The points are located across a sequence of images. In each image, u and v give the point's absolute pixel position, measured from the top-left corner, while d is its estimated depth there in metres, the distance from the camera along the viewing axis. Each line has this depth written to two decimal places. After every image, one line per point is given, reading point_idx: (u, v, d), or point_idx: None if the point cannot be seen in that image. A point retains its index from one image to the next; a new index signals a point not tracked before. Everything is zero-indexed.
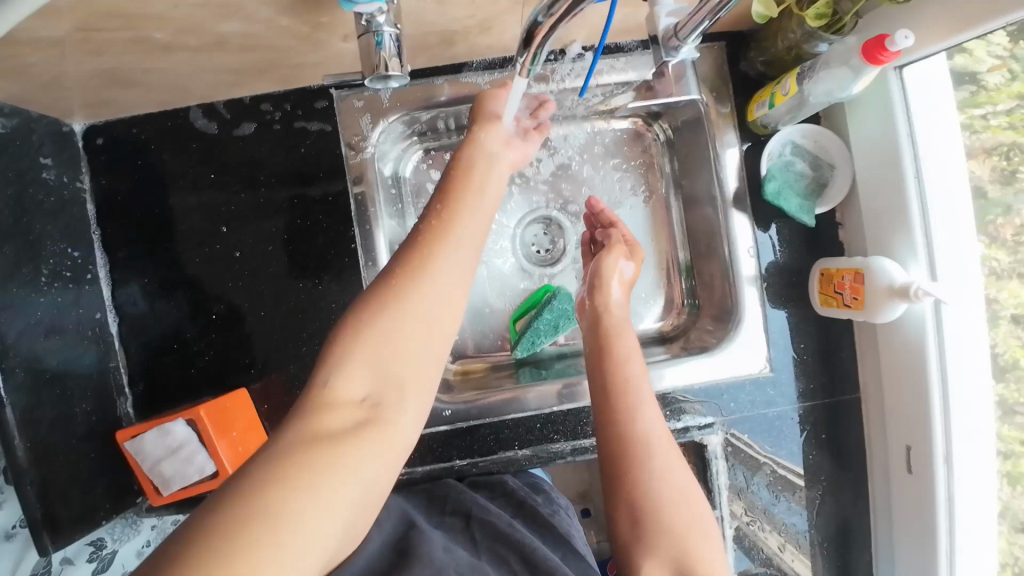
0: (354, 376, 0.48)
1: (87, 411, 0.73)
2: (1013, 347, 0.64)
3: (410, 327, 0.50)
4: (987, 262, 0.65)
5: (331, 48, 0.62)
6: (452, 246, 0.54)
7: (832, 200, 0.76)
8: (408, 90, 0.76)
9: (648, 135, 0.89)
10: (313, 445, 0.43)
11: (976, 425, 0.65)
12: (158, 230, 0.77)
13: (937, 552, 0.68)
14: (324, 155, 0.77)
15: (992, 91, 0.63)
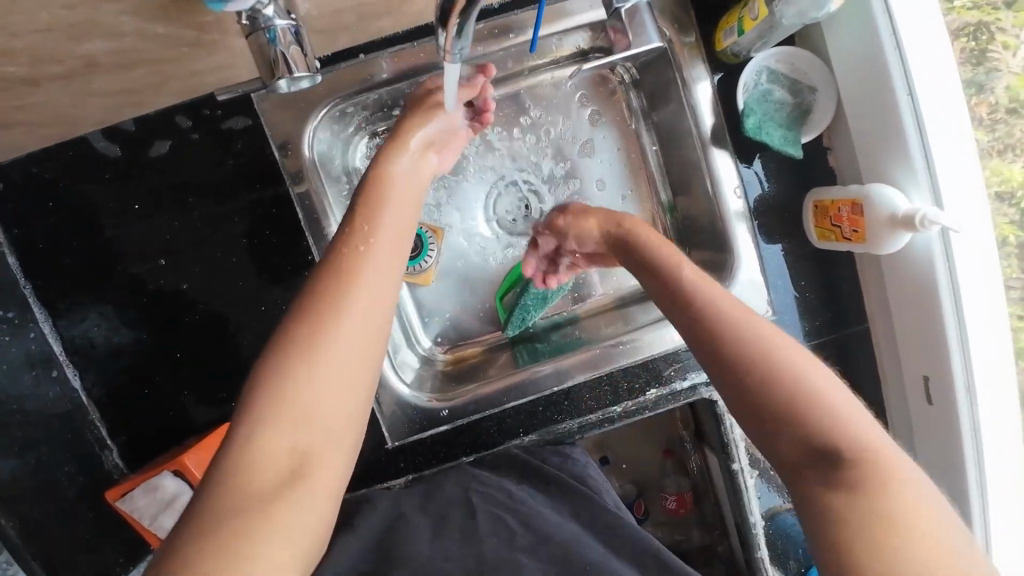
0: (279, 422, 0.42)
1: (70, 472, 0.67)
2: (1002, 226, 0.62)
3: (341, 361, 0.45)
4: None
5: (229, 48, 0.56)
6: (370, 269, 0.50)
7: (817, 126, 0.70)
8: (340, 73, 0.66)
9: (612, 79, 0.81)
10: (243, 510, 0.38)
11: (999, 342, 0.62)
12: (98, 274, 0.70)
13: (965, 471, 0.65)
14: (256, 159, 0.69)
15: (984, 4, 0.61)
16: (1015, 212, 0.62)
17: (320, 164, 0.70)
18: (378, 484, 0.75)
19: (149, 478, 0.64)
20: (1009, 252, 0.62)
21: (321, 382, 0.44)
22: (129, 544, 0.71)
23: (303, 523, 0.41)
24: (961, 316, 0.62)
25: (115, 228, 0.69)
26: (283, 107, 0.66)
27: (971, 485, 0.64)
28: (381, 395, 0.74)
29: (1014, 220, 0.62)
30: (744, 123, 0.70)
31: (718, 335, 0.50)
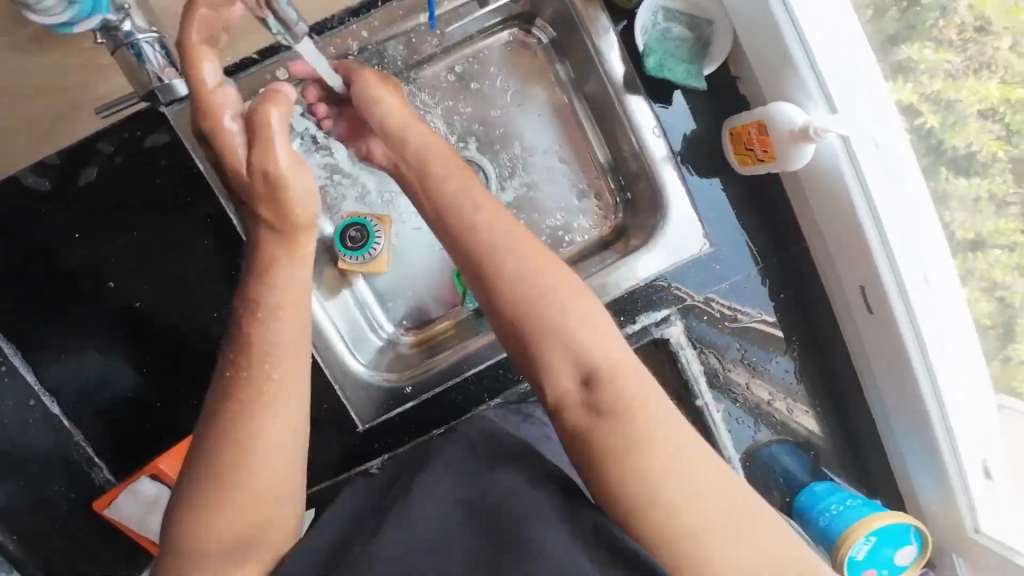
0: (222, 514, 0.47)
1: (61, 490, 0.72)
2: (989, 142, 0.60)
3: (273, 432, 0.49)
4: (940, 67, 0.61)
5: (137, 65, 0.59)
6: (274, 355, 0.51)
7: (717, 57, 0.73)
8: (253, 77, 0.69)
9: (530, 42, 0.81)
10: None
11: (917, 228, 0.64)
12: (57, 305, 0.72)
13: (912, 366, 0.67)
14: (183, 171, 0.71)
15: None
16: (1001, 128, 0.60)
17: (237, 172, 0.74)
18: (356, 468, 0.78)
19: (131, 484, 0.68)
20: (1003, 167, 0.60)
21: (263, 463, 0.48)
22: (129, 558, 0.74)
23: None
24: (873, 212, 0.64)
25: (64, 259, 0.72)
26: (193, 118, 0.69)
27: (920, 379, 0.67)
28: (342, 380, 0.77)
29: (1001, 136, 0.60)
30: (647, 64, 0.73)
31: (524, 327, 0.53)
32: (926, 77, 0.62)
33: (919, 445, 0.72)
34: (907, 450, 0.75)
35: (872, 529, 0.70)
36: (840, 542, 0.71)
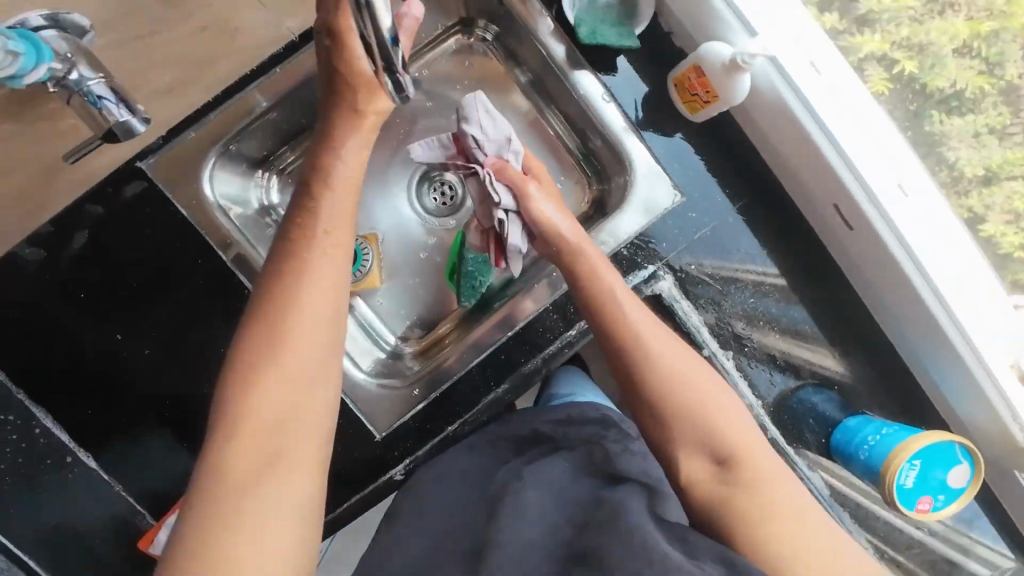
0: (246, 437, 0.46)
1: None
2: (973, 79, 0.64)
3: (288, 377, 0.48)
4: (903, 11, 0.66)
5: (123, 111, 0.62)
6: (296, 317, 0.50)
7: (645, 18, 0.77)
8: (224, 113, 0.72)
9: (475, 44, 0.86)
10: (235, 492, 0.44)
11: (874, 138, 0.69)
12: (76, 373, 0.74)
13: (914, 282, 0.70)
14: (172, 224, 0.74)
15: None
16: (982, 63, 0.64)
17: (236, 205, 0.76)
18: (381, 477, 0.79)
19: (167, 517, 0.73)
20: (993, 100, 0.64)
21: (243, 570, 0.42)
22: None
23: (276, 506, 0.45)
24: (828, 134, 0.69)
25: (71, 331, 0.73)
26: (175, 163, 0.71)
27: (927, 298, 0.70)
28: (351, 393, 0.78)
29: (984, 69, 0.64)
30: (580, 35, 0.76)
31: None
32: (892, 24, 0.67)
33: (953, 378, 0.74)
34: (943, 385, 0.76)
35: (913, 452, 0.68)
36: (884, 469, 0.70)
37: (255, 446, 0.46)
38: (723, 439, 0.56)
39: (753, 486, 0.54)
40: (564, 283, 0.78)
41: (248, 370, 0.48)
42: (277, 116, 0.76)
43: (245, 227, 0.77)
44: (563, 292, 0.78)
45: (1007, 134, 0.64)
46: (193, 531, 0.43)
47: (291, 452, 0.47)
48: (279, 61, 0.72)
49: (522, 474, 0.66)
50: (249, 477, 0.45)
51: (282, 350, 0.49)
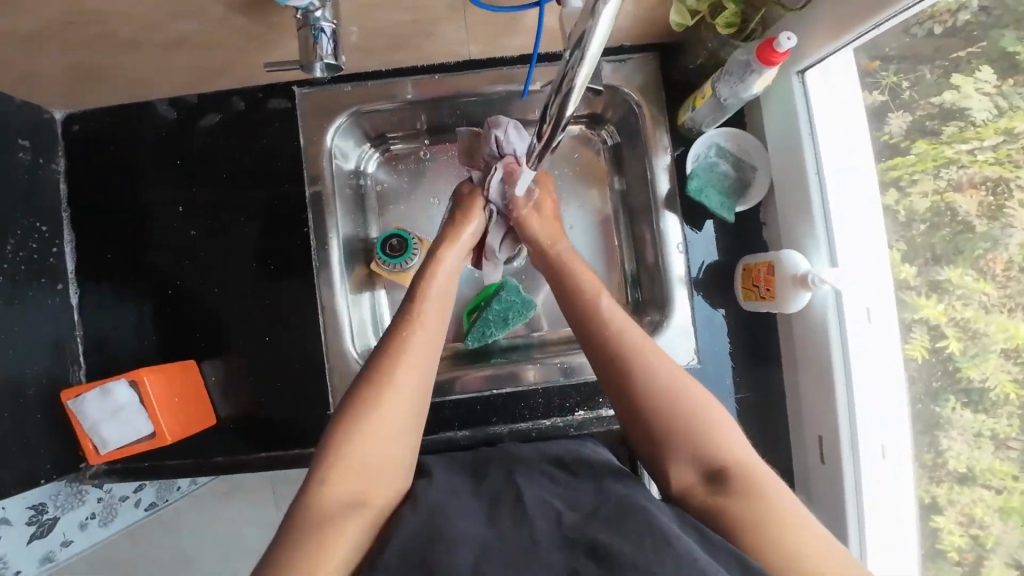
0: (345, 476, 0.53)
1: (37, 374, 0.74)
2: (1005, 382, 0.62)
3: (394, 412, 0.57)
4: (976, 295, 0.63)
5: (285, 48, 0.69)
6: (408, 366, 0.60)
7: (751, 200, 0.80)
8: (374, 87, 0.82)
9: (595, 140, 0.94)
10: (331, 517, 0.50)
11: (887, 404, 0.71)
12: (124, 218, 0.81)
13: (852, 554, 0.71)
14: (283, 147, 0.81)
15: (980, 127, 0.61)
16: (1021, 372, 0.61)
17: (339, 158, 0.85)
18: (309, 448, 0.81)
19: (104, 384, 0.73)
20: (1010, 411, 0.62)
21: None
22: (58, 459, 0.75)
23: (358, 527, 0.51)
24: (849, 378, 0.72)
25: (146, 182, 0.81)
26: (318, 105, 0.81)
27: None
28: (335, 362, 0.82)
29: (1018, 377, 0.61)
30: (688, 184, 0.81)
31: None
32: (960, 302, 0.65)
33: None
34: None
35: None
36: None
37: (339, 490, 0.52)
38: (716, 457, 0.54)
39: (750, 495, 0.51)
40: (561, 376, 0.82)
41: (367, 400, 0.56)
42: (413, 111, 0.86)
43: (341, 182, 0.87)
44: (561, 382, 0.82)
45: (1006, 446, 0.63)
46: (281, 555, 0.48)
47: (365, 495, 0.53)
48: (446, 72, 0.84)
49: (502, 486, 0.58)
50: (330, 515, 0.51)
51: (377, 411, 0.56)
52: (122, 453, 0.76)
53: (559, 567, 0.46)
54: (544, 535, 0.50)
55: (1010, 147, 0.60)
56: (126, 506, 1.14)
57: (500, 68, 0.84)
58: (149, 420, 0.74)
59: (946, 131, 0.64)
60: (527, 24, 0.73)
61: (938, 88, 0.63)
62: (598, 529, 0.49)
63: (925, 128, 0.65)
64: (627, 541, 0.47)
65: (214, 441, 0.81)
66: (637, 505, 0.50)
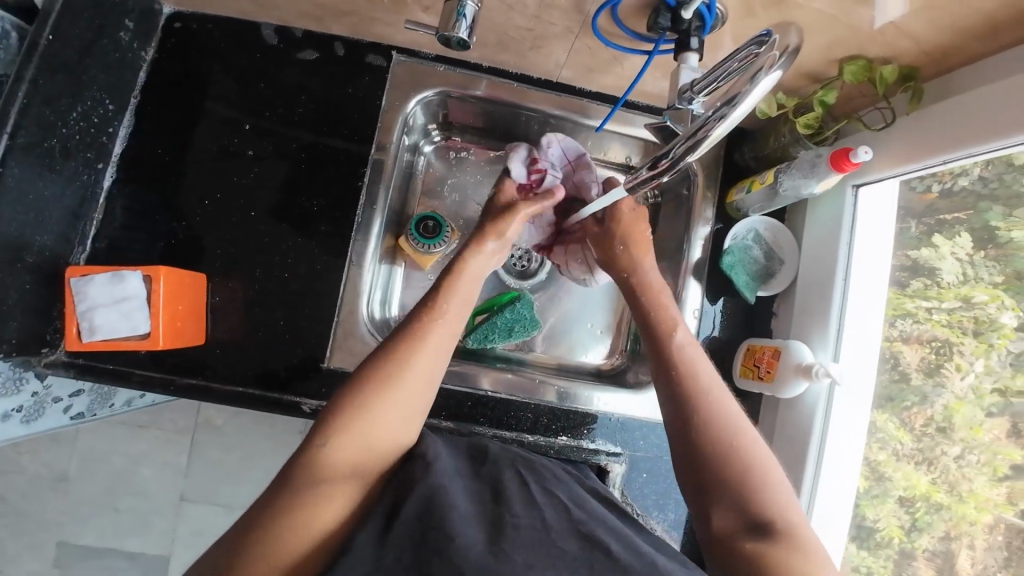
0: (343, 449, 0.54)
1: (45, 243, 0.71)
2: (890, 525, 0.75)
3: (398, 393, 0.59)
4: (892, 442, 0.75)
5: (412, 14, 0.71)
6: (421, 355, 0.62)
7: (776, 288, 0.86)
8: (460, 75, 0.85)
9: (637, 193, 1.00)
10: (319, 481, 0.52)
11: (837, 503, 0.77)
12: (186, 120, 0.80)
13: None
14: (364, 102, 0.83)
15: (943, 289, 0.72)
16: (906, 521, 0.74)
17: (408, 128, 0.86)
18: (290, 396, 0.79)
19: (118, 270, 0.68)
20: (887, 553, 0.76)
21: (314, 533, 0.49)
22: (34, 333, 0.71)
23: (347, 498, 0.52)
24: (816, 475, 0.76)
25: (222, 95, 0.81)
26: (408, 75, 0.84)
27: None
28: (344, 319, 0.81)
29: (904, 527, 0.74)
30: (722, 258, 0.86)
31: None
32: (877, 444, 0.77)
33: None
34: None
35: None
36: None
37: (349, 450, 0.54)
38: (761, 506, 0.56)
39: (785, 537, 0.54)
40: (555, 398, 0.85)
41: (373, 377, 0.59)
42: (490, 109, 0.89)
43: (401, 152, 0.88)
44: (553, 404, 0.85)
45: None
46: (286, 498, 0.50)
47: (359, 470, 0.55)
48: (533, 84, 0.87)
49: (505, 472, 0.60)
50: (324, 477, 0.52)
51: (397, 392, 0.58)
52: (102, 347, 0.70)
53: (577, 557, 0.49)
54: (556, 526, 0.52)
55: (963, 314, 0.71)
56: (54, 408, 1.01)
57: (582, 97, 0.88)
58: (148, 321, 0.69)
59: (911, 285, 0.75)
60: (626, 69, 0.77)
61: (918, 243, 0.75)
62: (598, 529, 0.52)
63: (895, 279, 0.77)
64: (631, 554, 0.49)
65: (191, 362, 0.79)
66: (632, 538, 0.52)
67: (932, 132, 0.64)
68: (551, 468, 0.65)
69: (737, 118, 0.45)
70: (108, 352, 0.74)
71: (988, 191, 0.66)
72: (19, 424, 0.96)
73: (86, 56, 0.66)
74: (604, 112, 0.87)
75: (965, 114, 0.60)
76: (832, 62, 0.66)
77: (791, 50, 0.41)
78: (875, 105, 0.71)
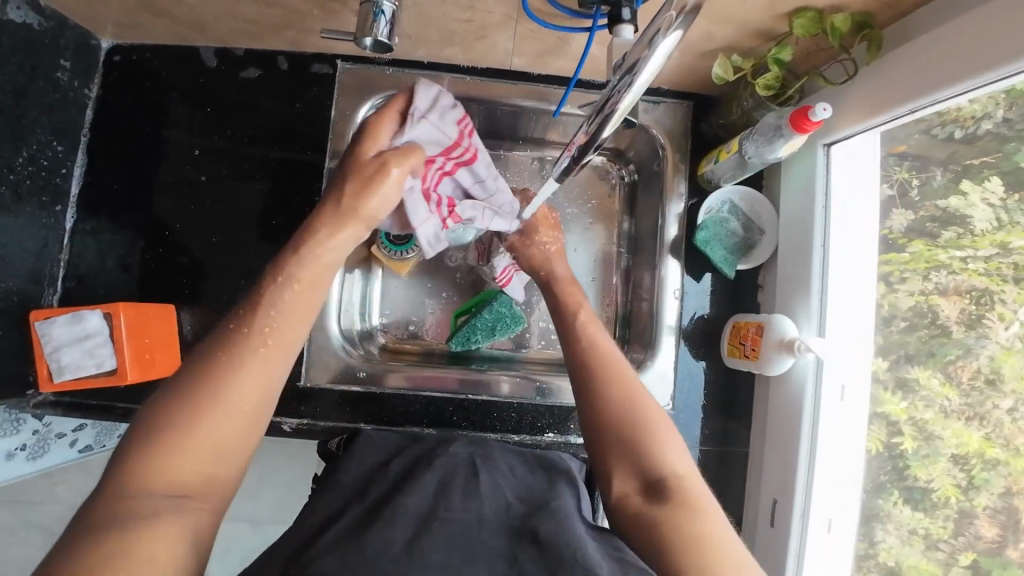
0: (160, 478, 0.47)
1: (10, 289, 0.71)
2: (947, 485, 0.67)
3: (220, 412, 0.50)
4: (939, 399, 0.67)
5: (342, 21, 0.69)
6: (255, 361, 0.53)
7: (755, 260, 0.82)
8: (411, 75, 0.83)
9: (612, 172, 0.96)
10: (133, 516, 0.44)
11: (840, 477, 0.73)
12: (139, 152, 0.81)
13: None
14: (315, 115, 0.82)
15: (977, 236, 0.64)
16: (963, 478, 0.66)
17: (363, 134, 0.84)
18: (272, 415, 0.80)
19: (78, 310, 0.69)
20: (946, 513, 0.67)
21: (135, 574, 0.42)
22: (14, 377, 0.73)
23: (175, 534, 0.45)
24: (812, 453, 0.73)
25: (171, 123, 0.81)
26: (356, 82, 0.82)
27: None
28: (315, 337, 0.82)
29: (960, 484, 0.66)
30: (696, 235, 0.83)
31: None
32: (922, 402, 0.68)
33: None
34: None
35: None
36: None
37: (166, 477, 0.47)
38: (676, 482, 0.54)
39: (683, 511, 0.52)
40: (539, 395, 0.83)
41: (191, 390, 0.50)
42: None
43: None
44: (536, 401, 0.83)
45: (935, 545, 0.68)
46: (98, 545, 0.42)
47: (188, 494, 0.48)
48: (485, 75, 0.85)
49: (461, 462, 0.61)
50: (141, 508, 0.45)
51: (214, 403, 0.50)
52: (74, 386, 0.71)
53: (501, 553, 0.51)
54: (490, 522, 0.54)
55: (1001, 261, 0.63)
56: (60, 444, 1.03)
57: (538, 83, 0.85)
58: (114, 356, 0.70)
59: (944, 235, 0.67)
60: (574, 49, 0.74)
61: (945, 192, 0.66)
62: (539, 517, 0.54)
63: (925, 229, 0.68)
64: (566, 540, 0.50)
65: None
66: (573, 522, 0.53)
67: (897, 80, 0.59)
68: (506, 452, 0.66)
69: (642, 87, 0.42)
70: (85, 389, 0.75)
71: (1016, 133, 0.59)
72: (26, 461, 0.98)
73: (23, 100, 0.66)
74: (559, 96, 0.84)
75: (929, 56, 0.56)
76: (779, 18, 0.62)
77: (688, 9, 0.37)
78: (837, 58, 0.67)
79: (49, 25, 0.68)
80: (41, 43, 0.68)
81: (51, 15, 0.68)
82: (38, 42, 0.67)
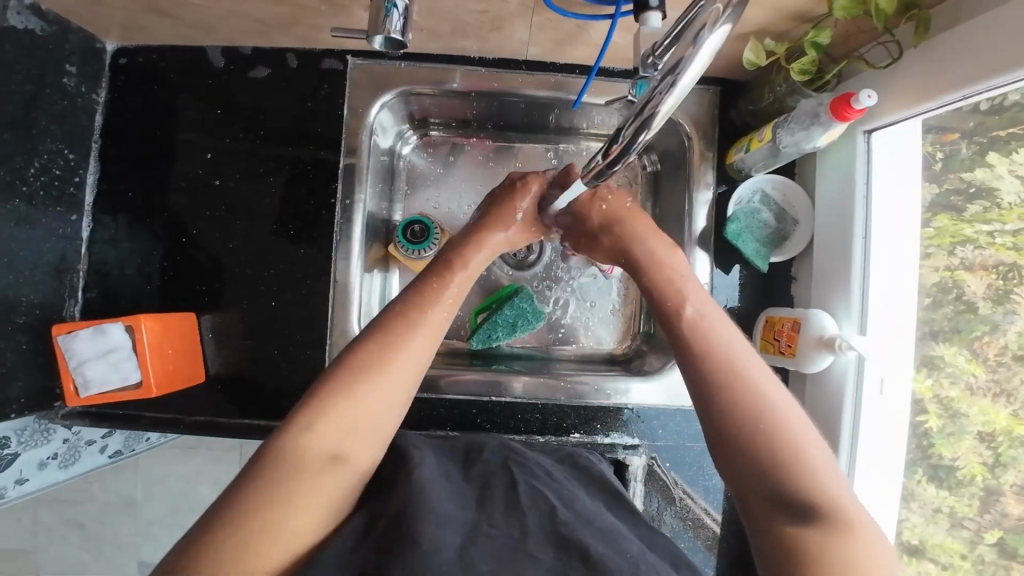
0: (312, 444, 0.49)
1: (31, 302, 0.71)
2: (972, 462, 0.65)
3: (369, 387, 0.53)
4: (964, 376, 0.65)
5: (352, 16, 0.67)
6: (405, 352, 0.56)
7: (789, 251, 0.78)
8: (425, 70, 0.80)
9: (635, 162, 0.93)
10: (279, 478, 0.46)
11: (880, 475, 0.70)
12: (151, 158, 0.79)
13: None
14: (328, 114, 0.80)
15: (1004, 210, 0.61)
16: (988, 454, 0.63)
17: (377, 131, 0.82)
18: None
19: (99, 323, 0.68)
20: (972, 491, 0.65)
21: (274, 542, 0.44)
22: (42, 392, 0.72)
23: (317, 500, 0.47)
24: (852, 451, 0.70)
25: (182, 127, 0.79)
26: (368, 78, 0.79)
27: None
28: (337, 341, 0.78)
29: (987, 462, 0.63)
30: (726, 227, 0.80)
31: None
32: (947, 379, 0.66)
33: None
34: None
35: None
36: None
37: (314, 444, 0.49)
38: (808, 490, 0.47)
39: (835, 532, 0.45)
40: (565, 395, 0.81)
41: (344, 372, 0.53)
42: (460, 99, 0.84)
43: (375, 157, 0.84)
44: (560, 401, 0.81)
45: (959, 523, 0.66)
46: (240, 522, 0.44)
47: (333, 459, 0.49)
48: (501, 67, 0.81)
49: (495, 471, 0.60)
50: (288, 470, 0.47)
51: (363, 385, 0.52)
52: (101, 400, 0.70)
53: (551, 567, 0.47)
54: (535, 532, 0.51)
55: None
56: (89, 450, 1.04)
57: (557, 73, 0.81)
58: (138, 368, 0.70)
59: (969, 209, 0.64)
60: (594, 37, 0.71)
61: (970, 165, 0.63)
62: (583, 531, 0.51)
63: (949, 204, 0.66)
64: (618, 556, 0.48)
65: (195, 399, 0.79)
66: (619, 538, 0.51)
67: (943, 66, 0.56)
68: (541, 461, 0.65)
69: (685, 86, 0.40)
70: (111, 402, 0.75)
71: None
72: (57, 469, 0.99)
73: (31, 109, 0.65)
74: (579, 85, 0.80)
75: (982, 38, 0.52)
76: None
77: (735, 2, 0.35)
78: (878, 40, 0.63)
79: (53, 31, 0.67)
80: (46, 50, 0.66)
81: (54, 20, 0.66)
82: (42, 48, 0.65)
